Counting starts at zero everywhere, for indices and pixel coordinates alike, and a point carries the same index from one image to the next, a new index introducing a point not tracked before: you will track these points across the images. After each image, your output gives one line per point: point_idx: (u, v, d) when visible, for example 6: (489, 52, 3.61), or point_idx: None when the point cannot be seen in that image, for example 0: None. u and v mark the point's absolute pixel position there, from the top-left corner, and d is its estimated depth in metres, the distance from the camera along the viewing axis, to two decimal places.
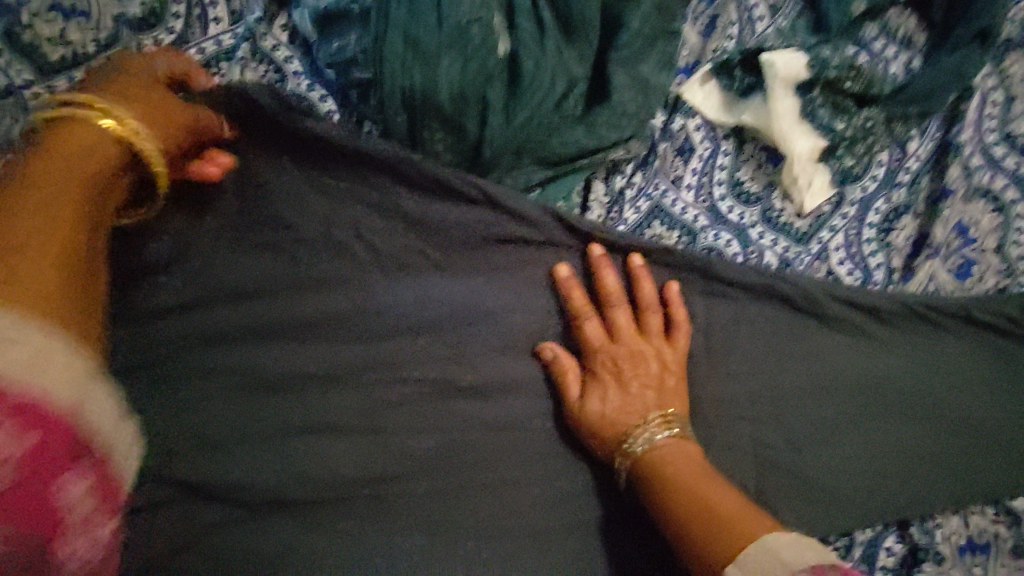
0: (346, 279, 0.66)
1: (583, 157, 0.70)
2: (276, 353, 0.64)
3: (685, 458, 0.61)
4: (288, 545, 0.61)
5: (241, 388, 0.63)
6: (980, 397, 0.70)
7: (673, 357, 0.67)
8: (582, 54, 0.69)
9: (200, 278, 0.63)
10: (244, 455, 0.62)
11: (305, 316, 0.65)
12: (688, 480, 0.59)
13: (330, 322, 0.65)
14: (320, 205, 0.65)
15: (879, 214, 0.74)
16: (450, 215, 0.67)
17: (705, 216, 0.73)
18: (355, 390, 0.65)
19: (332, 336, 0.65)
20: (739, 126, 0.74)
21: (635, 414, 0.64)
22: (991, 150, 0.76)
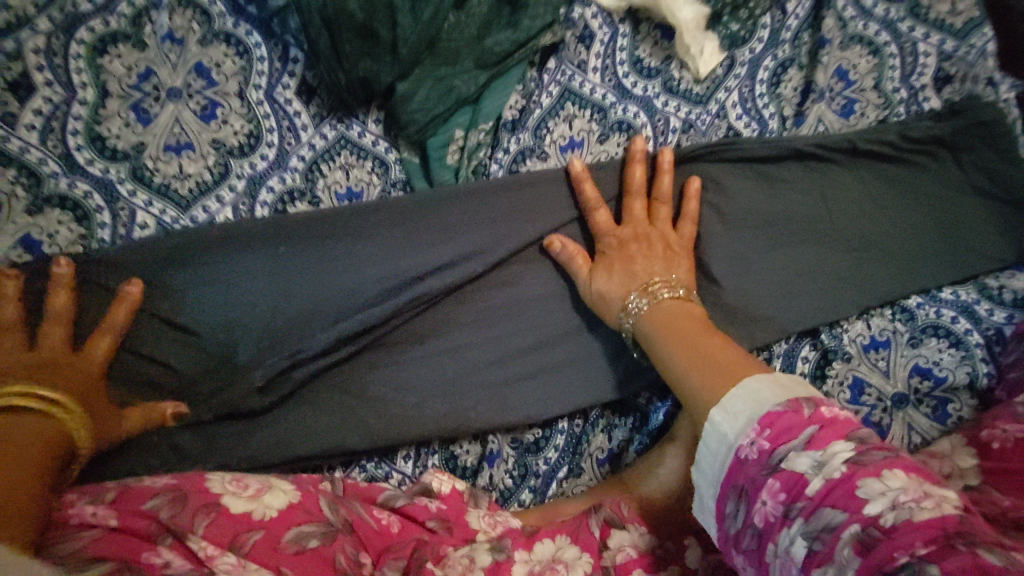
0: (299, 221, 0.74)
1: (514, 54, 0.78)
2: (246, 276, 0.72)
3: (682, 314, 0.66)
4: (278, 416, 0.72)
5: (218, 297, 0.72)
6: (868, 213, 0.79)
7: (676, 239, 0.75)
8: None
9: (190, 249, 0.72)
10: (225, 341, 0.72)
11: (263, 234, 0.73)
12: (678, 332, 0.63)
13: (294, 240, 0.73)
14: (306, 216, 0.74)
15: (768, 69, 0.82)
16: (431, 196, 0.76)
17: (613, 93, 0.82)
18: (307, 281, 0.73)
19: (289, 249, 0.73)
20: (630, 6, 0.80)
21: (640, 277, 0.70)
22: (865, 1, 0.82)
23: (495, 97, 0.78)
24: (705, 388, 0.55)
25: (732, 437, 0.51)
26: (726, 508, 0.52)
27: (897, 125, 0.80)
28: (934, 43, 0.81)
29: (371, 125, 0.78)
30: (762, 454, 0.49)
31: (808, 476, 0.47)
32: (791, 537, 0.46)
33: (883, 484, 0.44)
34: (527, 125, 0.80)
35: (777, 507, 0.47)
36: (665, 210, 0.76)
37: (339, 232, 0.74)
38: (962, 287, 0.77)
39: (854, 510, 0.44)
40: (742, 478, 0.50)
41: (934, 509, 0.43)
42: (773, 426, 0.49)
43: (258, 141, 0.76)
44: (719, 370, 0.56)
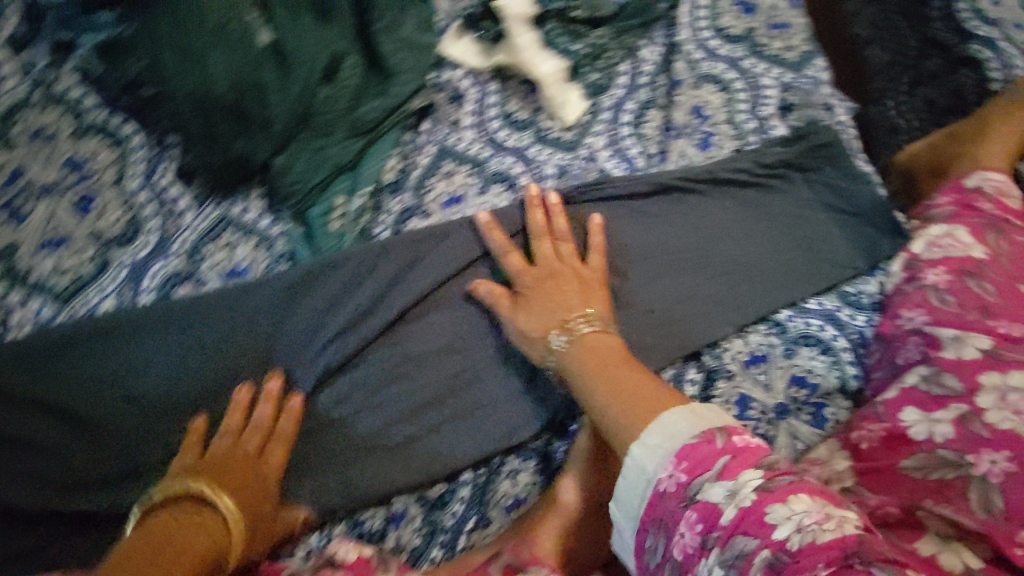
0: (180, 306, 0.73)
1: (386, 120, 0.82)
2: (133, 368, 0.72)
3: (603, 349, 0.71)
4: None
5: (104, 394, 0.71)
6: (735, 236, 0.84)
7: (590, 274, 0.78)
8: (342, 29, 0.80)
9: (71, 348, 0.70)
10: (118, 437, 0.71)
11: (145, 322, 0.72)
12: (598, 368, 0.68)
13: (177, 325, 0.73)
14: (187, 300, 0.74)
15: (631, 112, 0.88)
16: (316, 267, 0.77)
17: (489, 148, 0.86)
18: (197, 366, 0.74)
19: (173, 334, 0.73)
20: (497, 65, 0.87)
21: (568, 314, 0.74)
22: (709, 43, 0.91)
23: (373, 162, 0.81)
24: (626, 420, 0.60)
25: (650, 471, 0.55)
26: (647, 537, 0.55)
27: (753, 152, 0.86)
28: (775, 75, 0.90)
29: (253, 202, 0.80)
30: (679, 488, 0.53)
31: (721, 505, 0.50)
32: (707, 566, 0.49)
33: (788, 509, 0.48)
34: (407, 185, 0.83)
35: (694, 538, 0.50)
36: (569, 249, 0.80)
37: (225, 313, 0.74)
38: (826, 297, 0.83)
39: (764, 536, 0.47)
40: (663, 509, 0.53)
41: (834, 529, 0.47)
42: (689, 459, 0.53)
43: (138, 229, 0.77)
44: (633, 404, 0.61)
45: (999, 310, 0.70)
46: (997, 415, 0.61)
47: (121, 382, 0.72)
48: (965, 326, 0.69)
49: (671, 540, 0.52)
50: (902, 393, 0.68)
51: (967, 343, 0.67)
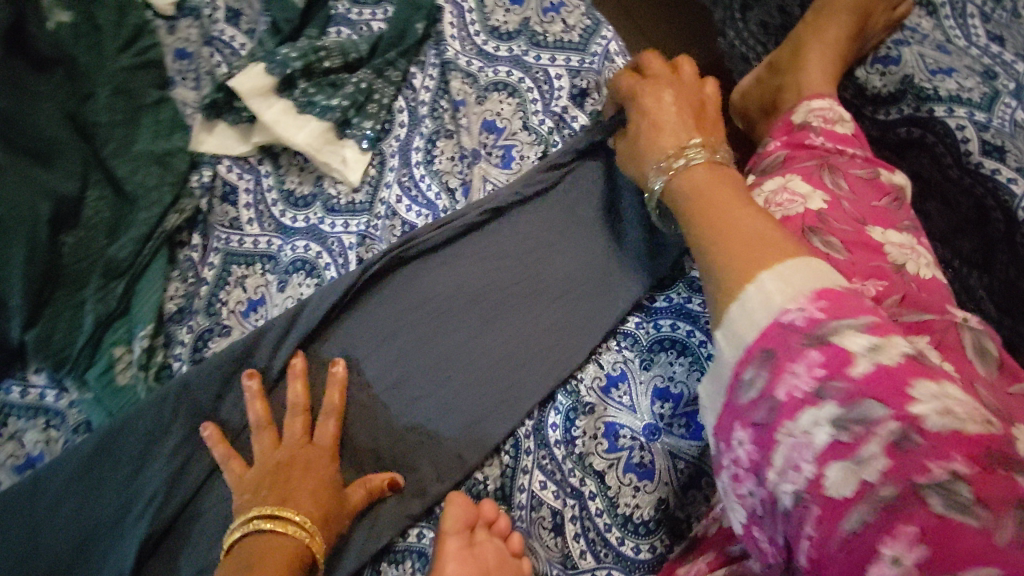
0: None
1: (149, 244, 0.73)
2: None
3: (714, 175, 0.59)
4: None
5: None
6: (564, 249, 0.76)
7: (690, 92, 0.69)
8: (67, 169, 0.72)
9: None
10: None
11: None
12: (717, 203, 0.56)
13: None
14: None
15: (420, 149, 0.79)
16: (114, 433, 0.68)
17: (278, 236, 0.78)
18: None
19: None
20: (259, 146, 0.79)
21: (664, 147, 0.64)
22: (484, 48, 0.83)
23: (146, 296, 0.73)
24: (731, 259, 0.50)
25: (777, 302, 0.46)
26: (744, 371, 0.47)
27: (558, 155, 0.78)
28: (561, 63, 0.81)
29: (33, 378, 0.72)
30: (810, 324, 0.45)
31: (856, 356, 0.43)
32: (818, 418, 0.43)
33: (933, 388, 0.41)
34: (196, 308, 0.75)
35: (811, 381, 0.44)
36: (686, 79, 0.70)
37: (14, 515, 0.65)
38: (674, 289, 0.77)
39: (899, 406, 0.41)
40: (780, 341, 0.45)
41: (981, 423, 0.41)
42: (828, 298, 0.45)
43: None
44: (736, 242, 0.51)
45: (845, 270, 0.60)
46: None
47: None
48: None
49: (781, 380, 0.45)
50: None
51: None
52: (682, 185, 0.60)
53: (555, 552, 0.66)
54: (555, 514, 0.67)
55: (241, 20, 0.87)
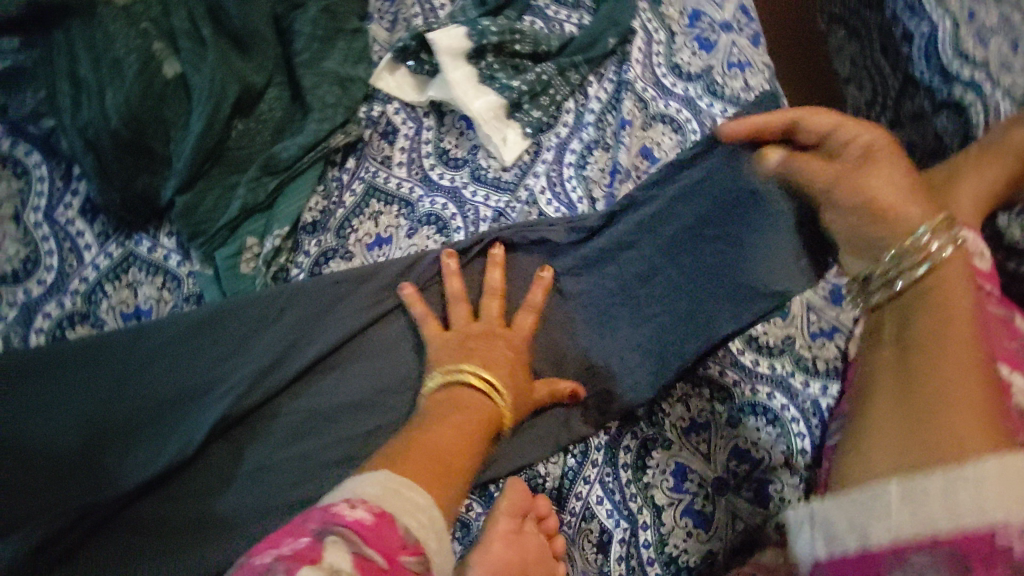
0: (74, 352, 0.70)
1: (307, 155, 0.76)
2: (18, 421, 0.67)
3: (961, 285, 0.49)
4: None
5: None
6: None
7: (905, 169, 0.57)
8: (260, 62, 0.76)
9: None
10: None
11: (34, 367, 0.68)
12: (931, 338, 0.47)
13: (70, 369, 0.69)
14: (82, 346, 0.70)
15: (575, 152, 0.83)
16: (229, 312, 0.72)
17: (420, 187, 0.80)
18: (79, 417, 0.68)
19: (66, 379, 0.69)
20: (432, 100, 0.82)
21: (885, 240, 0.54)
22: (662, 80, 0.86)
23: (291, 200, 0.76)
24: (958, 428, 0.41)
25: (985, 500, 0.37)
26: None
27: None
28: (731, 117, 0.83)
29: (163, 239, 0.75)
30: None
31: None
32: None
33: None
34: (329, 226, 0.77)
35: None
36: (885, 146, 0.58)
37: (124, 355, 0.71)
38: (779, 359, 0.74)
39: None
40: None
41: None
42: None
43: (36, 264, 0.72)
44: (953, 408, 0.42)
45: None
46: None
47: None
48: None
49: None
50: None
51: None
52: (929, 283, 0.51)
53: (592, 565, 0.68)
54: (604, 531, 0.70)
55: None
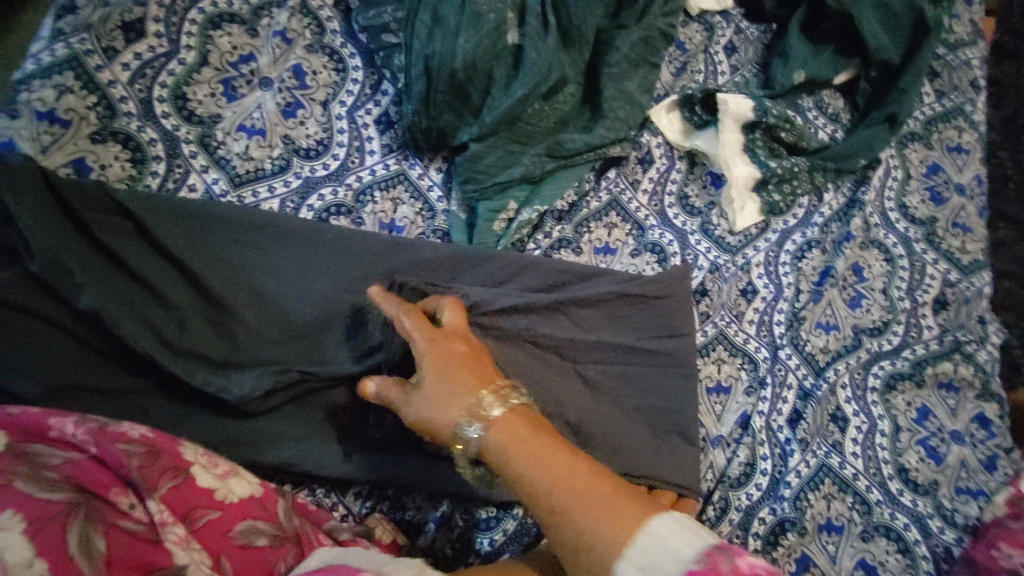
0: (335, 234, 0.74)
1: (582, 152, 0.85)
2: (270, 274, 0.71)
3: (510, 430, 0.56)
4: (262, 433, 0.66)
5: (234, 283, 0.69)
6: (855, 401, 0.82)
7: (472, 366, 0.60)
8: (575, 60, 0.85)
9: (221, 236, 0.70)
10: (239, 335, 0.67)
11: (300, 231, 0.73)
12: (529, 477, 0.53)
13: (328, 247, 0.74)
14: (342, 230, 0.75)
15: (795, 243, 0.89)
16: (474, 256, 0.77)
17: (655, 218, 0.87)
18: (321, 291, 0.72)
19: (321, 253, 0.73)
20: (693, 149, 0.90)
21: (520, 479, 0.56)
22: (888, 213, 0.93)
23: (556, 185, 0.84)
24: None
25: None
26: None
27: (894, 330, 0.86)
28: (940, 269, 0.90)
29: (432, 172, 0.82)
30: None
31: None
32: None
33: None
34: (571, 220, 0.85)
35: None
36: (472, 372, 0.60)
37: (375, 253, 0.74)
38: (922, 498, 0.78)
39: None
40: None
41: None
42: None
43: (326, 149, 0.80)
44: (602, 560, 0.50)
45: None
46: None
47: (248, 276, 0.70)
48: None
49: None
50: None
51: None
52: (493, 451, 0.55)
53: None
54: None
55: (733, 55, 0.96)
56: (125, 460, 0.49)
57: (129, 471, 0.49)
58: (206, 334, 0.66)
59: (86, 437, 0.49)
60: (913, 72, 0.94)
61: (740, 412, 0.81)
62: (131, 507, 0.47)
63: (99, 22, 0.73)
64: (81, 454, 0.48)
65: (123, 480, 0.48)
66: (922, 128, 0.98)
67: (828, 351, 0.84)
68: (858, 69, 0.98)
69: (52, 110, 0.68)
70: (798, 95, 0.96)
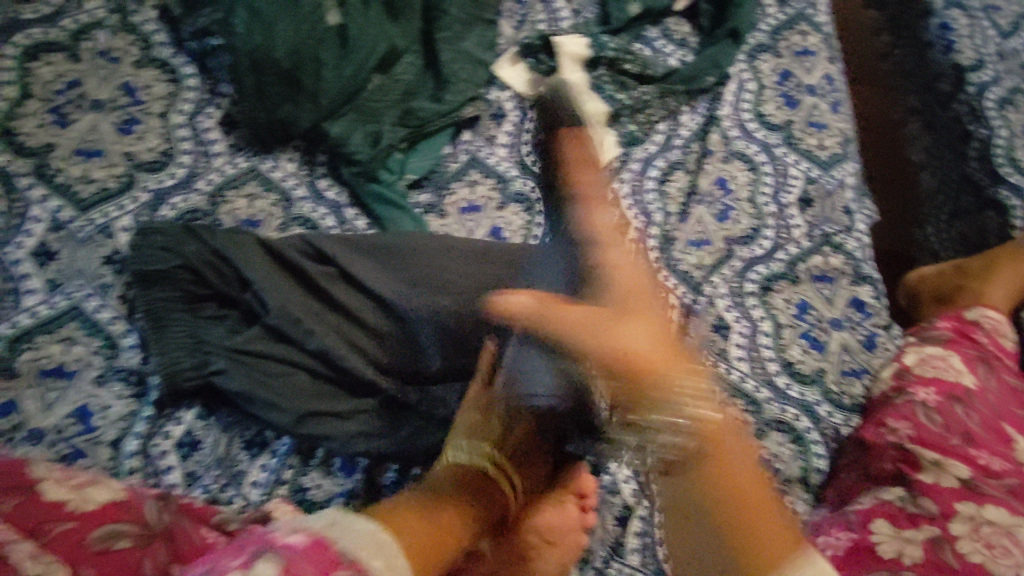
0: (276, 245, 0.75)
1: (437, 119, 0.85)
2: (232, 284, 0.73)
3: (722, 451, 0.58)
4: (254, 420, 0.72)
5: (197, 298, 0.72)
6: (736, 305, 0.85)
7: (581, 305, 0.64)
8: (406, 29, 0.85)
9: (175, 259, 0.72)
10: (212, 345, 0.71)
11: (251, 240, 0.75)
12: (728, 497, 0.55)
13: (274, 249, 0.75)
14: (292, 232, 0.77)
15: (659, 169, 0.91)
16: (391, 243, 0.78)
17: (515, 168, 0.88)
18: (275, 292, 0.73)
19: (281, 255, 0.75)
20: (542, 93, 0.90)
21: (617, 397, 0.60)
22: (746, 124, 0.95)
23: (423, 157, 0.85)
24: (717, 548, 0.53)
25: None
26: None
27: (764, 236, 0.88)
28: (802, 168, 0.92)
29: (284, 163, 0.83)
30: None
31: None
32: None
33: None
34: (434, 184, 0.85)
35: None
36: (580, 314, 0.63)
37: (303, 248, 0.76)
38: (810, 388, 0.81)
39: None
40: None
41: None
42: None
43: (170, 160, 0.80)
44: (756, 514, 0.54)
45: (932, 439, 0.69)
46: (969, 545, 0.60)
47: (384, 304, 0.75)
48: (946, 450, 0.68)
49: None
50: (878, 504, 0.66)
51: (945, 470, 0.66)
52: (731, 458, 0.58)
53: (609, 536, 0.76)
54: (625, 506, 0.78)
55: None
56: None
57: None
58: (197, 346, 0.71)
59: None
60: None
61: None
62: None
63: None
64: None
65: None
66: (769, 37, 1.00)
67: (703, 267, 0.87)
68: None
69: None
70: (642, 28, 0.97)
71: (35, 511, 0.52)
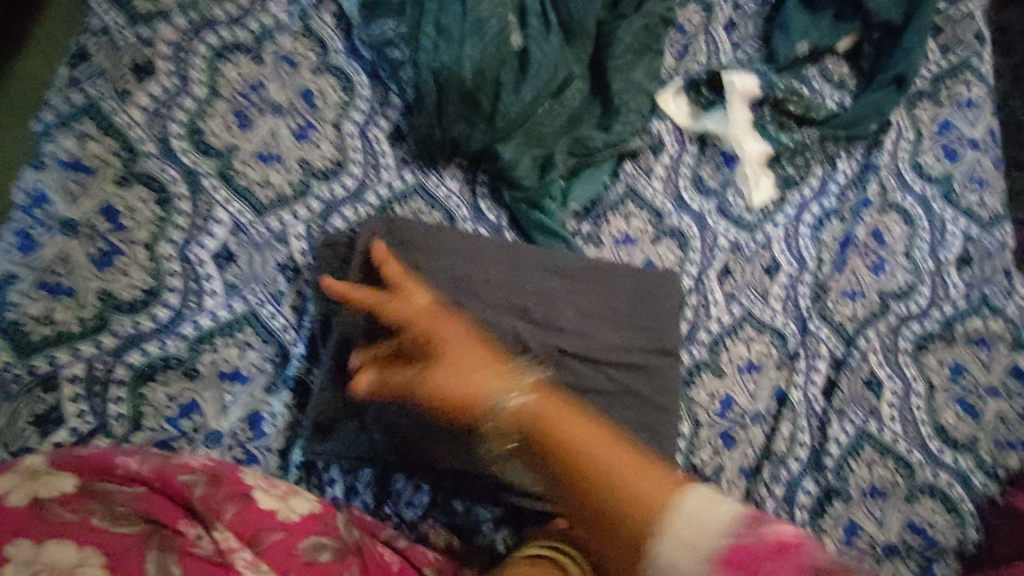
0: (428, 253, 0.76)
1: (606, 151, 0.85)
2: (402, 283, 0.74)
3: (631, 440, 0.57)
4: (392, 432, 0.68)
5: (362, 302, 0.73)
6: (890, 363, 0.83)
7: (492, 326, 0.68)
8: (579, 55, 0.85)
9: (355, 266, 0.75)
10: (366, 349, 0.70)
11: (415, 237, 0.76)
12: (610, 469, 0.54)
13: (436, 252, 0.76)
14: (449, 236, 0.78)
15: (814, 215, 0.89)
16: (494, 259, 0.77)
17: (672, 202, 0.88)
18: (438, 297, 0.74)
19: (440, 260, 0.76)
20: (704, 130, 0.90)
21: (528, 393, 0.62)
22: (904, 174, 0.93)
23: (584, 186, 0.85)
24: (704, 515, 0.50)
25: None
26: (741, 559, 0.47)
27: (920, 295, 0.86)
28: (961, 226, 0.90)
29: (448, 180, 0.83)
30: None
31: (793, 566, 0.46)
32: None
33: None
34: (591, 215, 0.85)
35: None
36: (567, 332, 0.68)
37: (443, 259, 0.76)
38: (963, 456, 0.79)
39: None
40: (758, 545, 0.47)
41: None
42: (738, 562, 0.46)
43: (343, 169, 0.80)
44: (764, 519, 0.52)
45: None
46: None
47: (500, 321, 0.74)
48: None
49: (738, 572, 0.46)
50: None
51: None
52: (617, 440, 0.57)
53: None
54: None
55: (734, 33, 0.96)
56: (184, 489, 0.52)
57: (191, 500, 0.52)
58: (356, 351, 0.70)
59: (149, 469, 0.53)
60: (915, 29, 0.94)
61: (775, 387, 0.81)
62: (196, 534, 0.50)
63: (113, 67, 0.74)
64: (146, 488, 0.52)
65: (185, 506, 0.52)
66: (931, 84, 0.97)
67: (855, 319, 0.85)
68: (860, 33, 0.97)
69: (78, 158, 0.70)
70: (803, 67, 0.96)
71: (250, 519, 0.52)
